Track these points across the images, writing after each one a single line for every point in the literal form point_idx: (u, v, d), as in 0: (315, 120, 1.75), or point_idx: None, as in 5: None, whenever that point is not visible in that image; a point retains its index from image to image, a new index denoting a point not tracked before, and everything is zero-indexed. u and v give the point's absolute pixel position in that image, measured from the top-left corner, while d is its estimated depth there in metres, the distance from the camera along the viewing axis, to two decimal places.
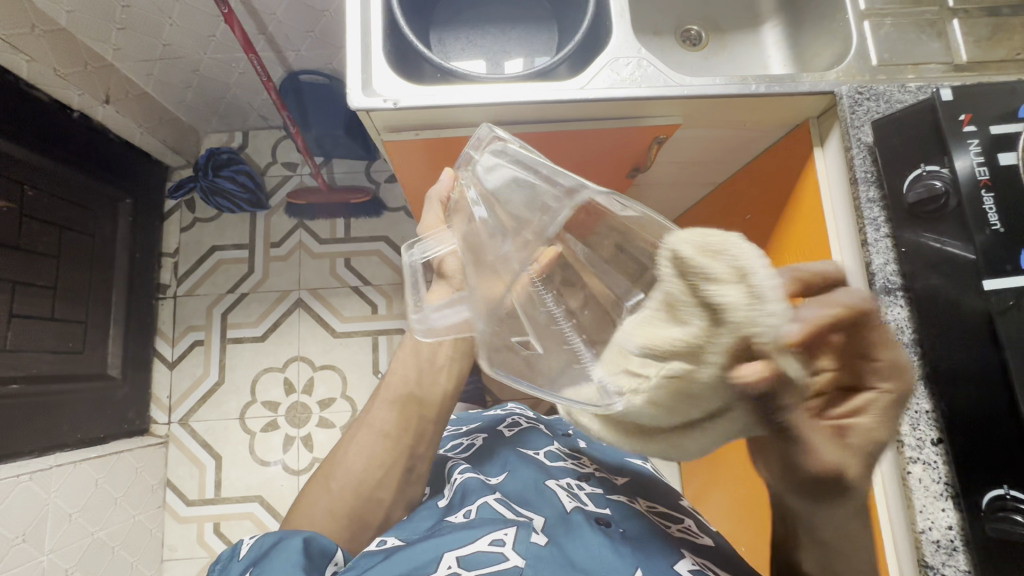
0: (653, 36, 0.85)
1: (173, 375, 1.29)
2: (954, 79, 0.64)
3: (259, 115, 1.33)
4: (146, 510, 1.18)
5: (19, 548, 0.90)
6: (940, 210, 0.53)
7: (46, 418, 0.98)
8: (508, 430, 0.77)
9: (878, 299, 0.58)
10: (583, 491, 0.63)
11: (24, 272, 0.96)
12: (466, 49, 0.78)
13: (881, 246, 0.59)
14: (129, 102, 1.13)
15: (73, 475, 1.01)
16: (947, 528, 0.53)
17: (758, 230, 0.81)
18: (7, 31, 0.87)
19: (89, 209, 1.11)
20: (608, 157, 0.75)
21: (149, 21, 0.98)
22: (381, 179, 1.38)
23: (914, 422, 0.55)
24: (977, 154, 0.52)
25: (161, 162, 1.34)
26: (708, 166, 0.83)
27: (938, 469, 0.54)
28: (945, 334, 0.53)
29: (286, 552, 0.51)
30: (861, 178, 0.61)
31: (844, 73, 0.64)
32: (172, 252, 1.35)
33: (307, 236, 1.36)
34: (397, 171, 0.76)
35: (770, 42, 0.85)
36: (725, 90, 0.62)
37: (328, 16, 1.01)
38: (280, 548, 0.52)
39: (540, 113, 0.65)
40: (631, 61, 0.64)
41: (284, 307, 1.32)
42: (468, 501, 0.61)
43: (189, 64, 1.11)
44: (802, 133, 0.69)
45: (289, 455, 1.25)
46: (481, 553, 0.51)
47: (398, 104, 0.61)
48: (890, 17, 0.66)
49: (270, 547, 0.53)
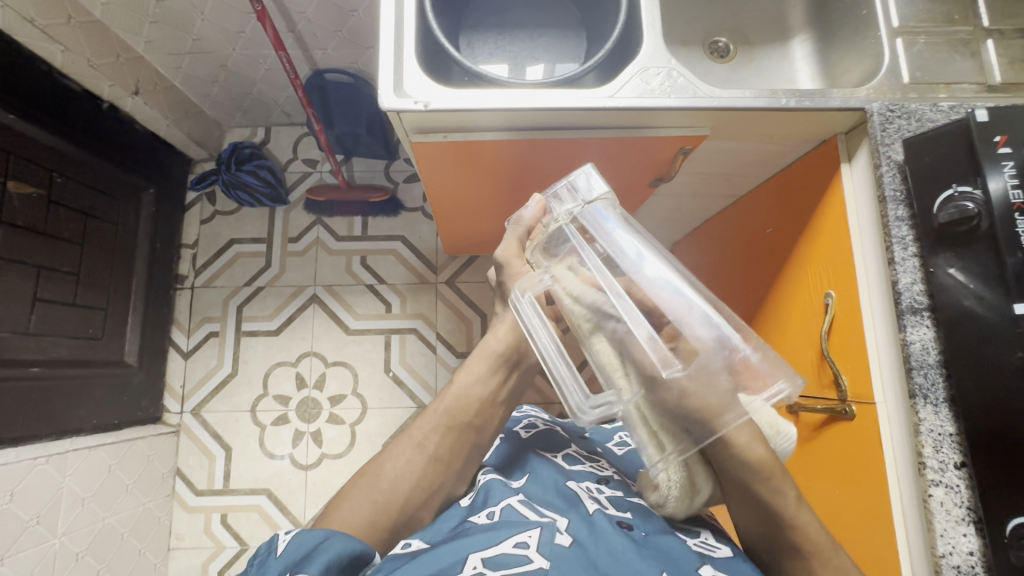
0: (681, 47, 0.85)
1: (187, 365, 1.31)
2: (987, 99, 0.63)
3: (282, 111, 1.34)
4: (155, 498, 1.19)
5: (32, 530, 0.91)
6: (972, 231, 0.53)
7: (64, 402, 1.00)
8: (526, 431, 0.78)
9: (904, 319, 0.57)
10: (603, 493, 0.64)
11: (49, 257, 0.98)
12: (493, 53, 0.79)
13: (908, 265, 0.58)
14: (157, 94, 1.15)
15: (87, 459, 1.02)
16: (968, 554, 0.52)
17: (779, 244, 0.81)
18: (44, 21, 0.88)
19: (114, 198, 1.13)
20: (632, 166, 0.75)
21: (181, 16, 0.99)
22: (399, 178, 1.39)
23: (936, 444, 0.55)
24: (1011, 175, 0.51)
25: (184, 154, 1.36)
26: (732, 177, 0.83)
27: (961, 493, 0.53)
28: (973, 356, 0.52)
29: (332, 553, 0.51)
30: (890, 196, 0.60)
31: (875, 90, 0.64)
32: (191, 243, 1.37)
33: (324, 232, 1.37)
34: (421, 172, 0.76)
35: (798, 57, 0.85)
36: (755, 103, 0.62)
37: (357, 16, 1.02)
38: (325, 547, 0.51)
39: (568, 120, 0.65)
40: (661, 71, 0.64)
41: (299, 301, 1.34)
42: (492, 502, 0.61)
43: (218, 58, 1.12)
44: (829, 148, 0.69)
45: (298, 449, 1.26)
46: (505, 555, 0.51)
47: (428, 107, 0.61)
48: (923, 35, 0.66)
49: (312, 548, 0.51)
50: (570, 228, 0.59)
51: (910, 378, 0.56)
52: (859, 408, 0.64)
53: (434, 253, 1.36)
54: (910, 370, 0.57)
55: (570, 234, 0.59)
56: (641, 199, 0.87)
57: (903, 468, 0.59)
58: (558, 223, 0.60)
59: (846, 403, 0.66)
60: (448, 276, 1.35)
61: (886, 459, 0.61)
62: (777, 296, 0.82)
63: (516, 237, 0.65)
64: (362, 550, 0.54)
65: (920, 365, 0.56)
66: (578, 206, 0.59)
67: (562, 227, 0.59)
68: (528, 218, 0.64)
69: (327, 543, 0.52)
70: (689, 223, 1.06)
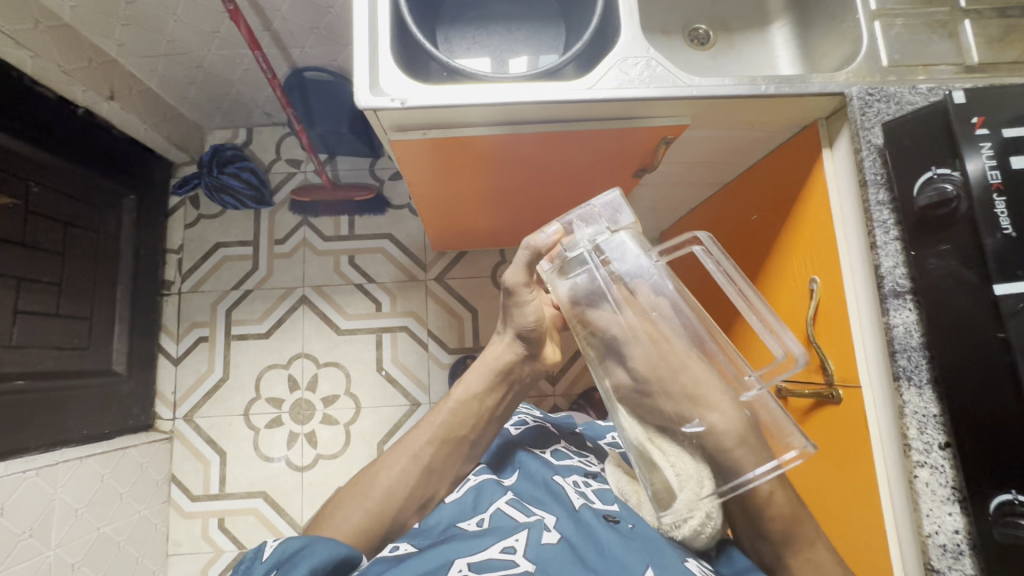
0: (661, 35, 0.85)
1: (177, 371, 1.30)
2: (965, 80, 0.63)
3: (263, 111, 1.33)
4: (151, 505, 1.18)
5: (25, 544, 0.90)
6: (951, 213, 0.53)
7: (53, 413, 0.99)
8: (517, 428, 0.77)
9: (886, 303, 0.58)
10: (590, 487, 0.65)
11: (28, 268, 0.96)
12: (471, 48, 0.78)
13: (890, 249, 0.59)
14: (133, 98, 1.13)
15: (79, 470, 1.01)
16: (953, 533, 0.53)
17: (762, 232, 0.81)
18: (12, 26, 0.86)
19: (93, 205, 1.11)
20: (614, 157, 0.75)
21: (154, 17, 0.97)
22: (385, 176, 1.37)
23: (921, 426, 0.55)
24: (989, 157, 0.51)
25: (165, 158, 1.34)
26: (715, 165, 0.83)
27: (945, 473, 0.54)
28: (957, 338, 0.53)
29: (316, 559, 0.51)
30: (871, 180, 0.60)
31: (854, 74, 0.64)
32: (177, 248, 1.35)
33: (311, 233, 1.36)
34: (402, 171, 0.76)
35: (778, 42, 0.85)
36: (735, 91, 0.61)
37: (333, 12, 1.00)
38: (307, 554, 0.51)
39: (548, 113, 0.65)
40: (640, 61, 0.63)
41: (288, 303, 1.33)
42: (481, 509, 0.62)
43: (194, 60, 1.10)
44: (810, 134, 0.69)
45: (292, 451, 1.26)
46: (492, 560, 0.51)
47: (406, 104, 0.60)
48: (901, 18, 0.66)
49: (294, 553, 0.51)
50: (594, 261, 0.57)
51: (894, 361, 0.57)
52: (846, 392, 0.65)
53: (422, 250, 1.35)
54: (893, 354, 0.57)
55: (588, 261, 0.57)
56: (626, 190, 0.87)
57: (889, 449, 0.60)
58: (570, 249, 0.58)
59: (832, 387, 0.67)
60: (438, 272, 1.34)
61: (873, 442, 0.61)
62: (764, 285, 0.82)
63: (524, 261, 0.59)
64: (347, 554, 0.53)
65: (903, 349, 0.57)
66: (601, 234, 0.58)
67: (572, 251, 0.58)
68: (543, 246, 0.58)
69: (312, 547, 0.51)
70: (675, 213, 1.06)
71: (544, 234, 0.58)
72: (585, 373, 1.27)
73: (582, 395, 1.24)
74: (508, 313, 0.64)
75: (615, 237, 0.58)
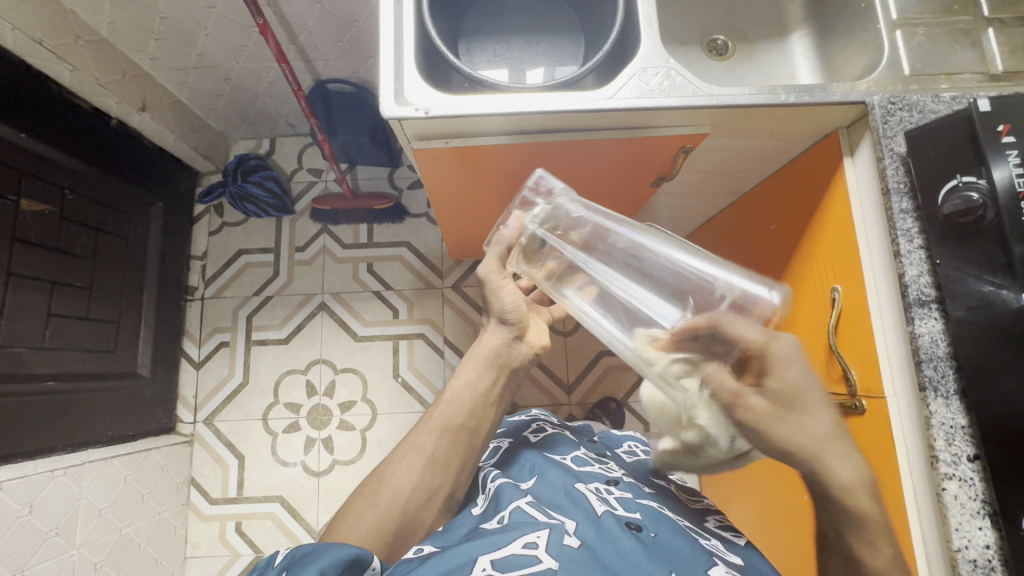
0: (680, 46, 0.85)
1: (199, 374, 1.32)
2: (989, 89, 0.63)
3: (286, 122, 1.36)
4: (171, 507, 1.20)
5: (51, 542, 0.92)
6: (977, 222, 0.52)
7: (78, 415, 1.02)
8: (534, 435, 0.79)
9: (911, 312, 0.57)
10: (611, 495, 0.64)
11: (61, 272, 1.00)
12: (492, 59, 0.79)
13: (914, 257, 0.58)
14: (163, 109, 1.17)
15: (104, 470, 1.04)
16: (983, 547, 0.52)
17: (782, 240, 0.81)
18: (52, 41, 0.90)
19: (123, 212, 1.15)
20: (633, 167, 0.75)
21: (185, 31, 1.01)
22: (403, 185, 1.40)
23: (949, 437, 0.54)
24: (1017, 165, 0.51)
25: (191, 167, 1.38)
26: (735, 174, 0.83)
27: (975, 486, 0.53)
28: (987, 347, 0.52)
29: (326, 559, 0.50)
30: (893, 188, 0.60)
31: (876, 82, 0.64)
32: (200, 255, 1.39)
33: (331, 240, 1.39)
34: (424, 179, 0.77)
35: (797, 51, 0.85)
36: (755, 99, 0.62)
37: (358, 26, 1.03)
38: (315, 556, 0.50)
39: (568, 123, 0.65)
40: (660, 70, 0.64)
41: (308, 309, 1.35)
42: (502, 509, 0.61)
43: (222, 72, 1.14)
44: (831, 142, 0.69)
45: (309, 456, 1.27)
46: (514, 556, 0.50)
47: (429, 113, 0.61)
48: (922, 27, 0.66)
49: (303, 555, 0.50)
50: (565, 203, 0.62)
51: (920, 371, 0.56)
52: (870, 403, 0.64)
53: (440, 258, 1.37)
54: (918, 363, 0.56)
55: (566, 207, 0.62)
56: (644, 199, 0.87)
57: (915, 461, 0.58)
58: (547, 205, 0.62)
59: (856, 397, 0.66)
60: (454, 280, 1.35)
61: (899, 452, 0.60)
62: (783, 294, 0.82)
63: (496, 257, 0.66)
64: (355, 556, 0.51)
65: (929, 358, 0.56)
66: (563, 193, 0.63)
67: (558, 202, 0.62)
68: (510, 238, 0.64)
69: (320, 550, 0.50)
70: (694, 219, 1.06)
71: (507, 228, 0.64)
72: (600, 383, 1.27)
73: (598, 404, 1.24)
74: (517, 317, 0.67)
75: (565, 197, 0.62)
